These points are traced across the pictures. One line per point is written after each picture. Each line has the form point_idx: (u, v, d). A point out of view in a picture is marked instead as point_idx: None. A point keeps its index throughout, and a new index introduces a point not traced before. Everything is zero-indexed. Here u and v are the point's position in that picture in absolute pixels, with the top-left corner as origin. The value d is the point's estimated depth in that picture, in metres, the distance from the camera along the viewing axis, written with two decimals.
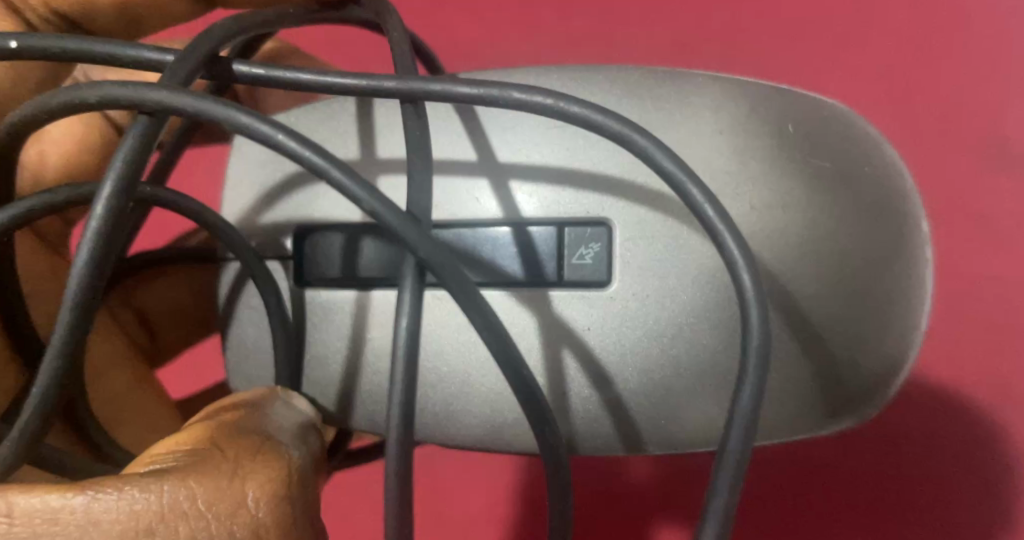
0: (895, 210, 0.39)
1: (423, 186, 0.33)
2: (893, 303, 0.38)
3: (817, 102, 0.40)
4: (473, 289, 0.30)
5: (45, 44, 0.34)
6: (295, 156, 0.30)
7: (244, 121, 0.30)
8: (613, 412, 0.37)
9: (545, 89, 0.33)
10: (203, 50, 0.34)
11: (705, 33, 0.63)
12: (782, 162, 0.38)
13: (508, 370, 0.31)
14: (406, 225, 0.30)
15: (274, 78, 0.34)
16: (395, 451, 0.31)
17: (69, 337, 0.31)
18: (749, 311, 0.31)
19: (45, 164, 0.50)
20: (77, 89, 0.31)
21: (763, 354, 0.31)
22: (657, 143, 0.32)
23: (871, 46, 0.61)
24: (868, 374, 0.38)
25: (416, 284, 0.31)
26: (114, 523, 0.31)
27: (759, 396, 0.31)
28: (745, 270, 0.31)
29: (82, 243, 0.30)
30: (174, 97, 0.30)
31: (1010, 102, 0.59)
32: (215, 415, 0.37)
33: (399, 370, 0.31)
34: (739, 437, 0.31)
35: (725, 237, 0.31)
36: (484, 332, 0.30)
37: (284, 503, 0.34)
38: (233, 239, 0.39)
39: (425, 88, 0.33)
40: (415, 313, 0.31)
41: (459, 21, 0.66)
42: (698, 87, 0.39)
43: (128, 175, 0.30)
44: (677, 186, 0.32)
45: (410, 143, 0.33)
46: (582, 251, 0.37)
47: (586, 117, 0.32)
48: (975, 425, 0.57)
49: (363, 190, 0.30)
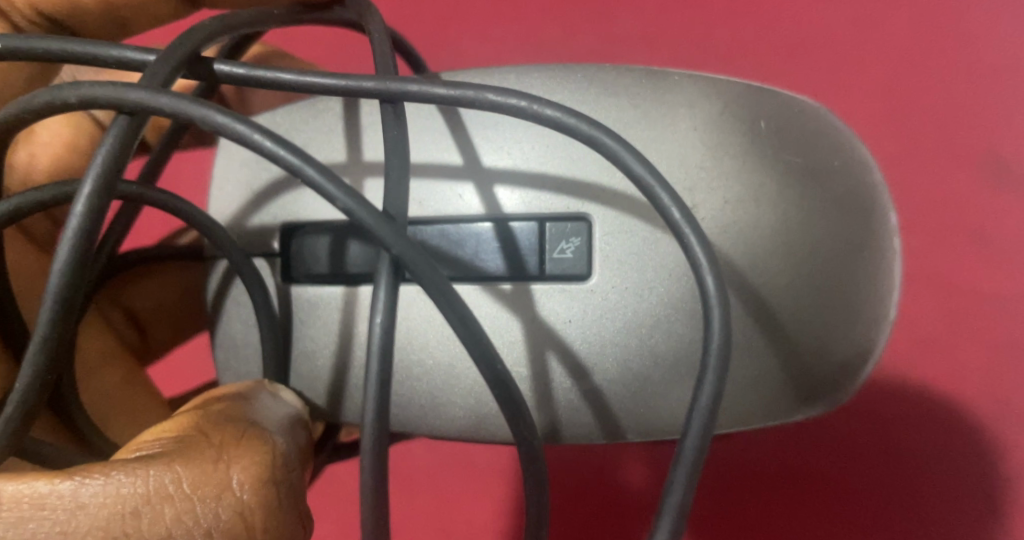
0: (863, 203, 0.40)
1: (401, 186, 0.34)
2: (860, 294, 0.39)
3: (789, 99, 0.41)
4: (447, 285, 0.31)
5: (30, 45, 0.34)
6: (270, 156, 0.31)
7: (220, 122, 0.31)
8: (591, 402, 0.38)
9: (519, 92, 0.33)
10: (185, 50, 0.34)
11: (686, 33, 0.65)
12: (754, 157, 0.39)
13: (483, 366, 0.31)
14: (380, 223, 0.31)
15: (256, 78, 0.35)
16: (370, 444, 0.32)
17: (51, 333, 0.32)
18: (711, 313, 0.32)
19: (35, 164, 0.51)
20: (58, 89, 0.32)
21: (723, 353, 0.32)
22: (625, 145, 0.33)
23: (848, 45, 0.62)
24: (837, 360, 0.39)
25: (391, 281, 0.32)
26: (101, 506, 0.32)
27: (717, 398, 0.32)
28: (710, 273, 0.32)
29: (63, 242, 0.31)
30: (152, 98, 0.31)
31: (984, 98, 0.60)
32: (203, 405, 0.38)
33: (374, 365, 0.31)
34: (696, 435, 0.32)
35: (691, 239, 0.32)
36: (459, 330, 0.31)
37: (268, 485, 0.35)
38: (220, 238, 0.39)
39: (402, 88, 0.33)
40: (391, 310, 0.32)
41: (446, 21, 0.68)
42: (675, 85, 0.40)
43: (109, 173, 0.31)
44: (646, 189, 0.32)
45: (388, 141, 0.34)
46: (563, 245, 0.38)
47: (559, 121, 0.33)
48: (953, 415, 0.58)
49: (339, 189, 0.31)
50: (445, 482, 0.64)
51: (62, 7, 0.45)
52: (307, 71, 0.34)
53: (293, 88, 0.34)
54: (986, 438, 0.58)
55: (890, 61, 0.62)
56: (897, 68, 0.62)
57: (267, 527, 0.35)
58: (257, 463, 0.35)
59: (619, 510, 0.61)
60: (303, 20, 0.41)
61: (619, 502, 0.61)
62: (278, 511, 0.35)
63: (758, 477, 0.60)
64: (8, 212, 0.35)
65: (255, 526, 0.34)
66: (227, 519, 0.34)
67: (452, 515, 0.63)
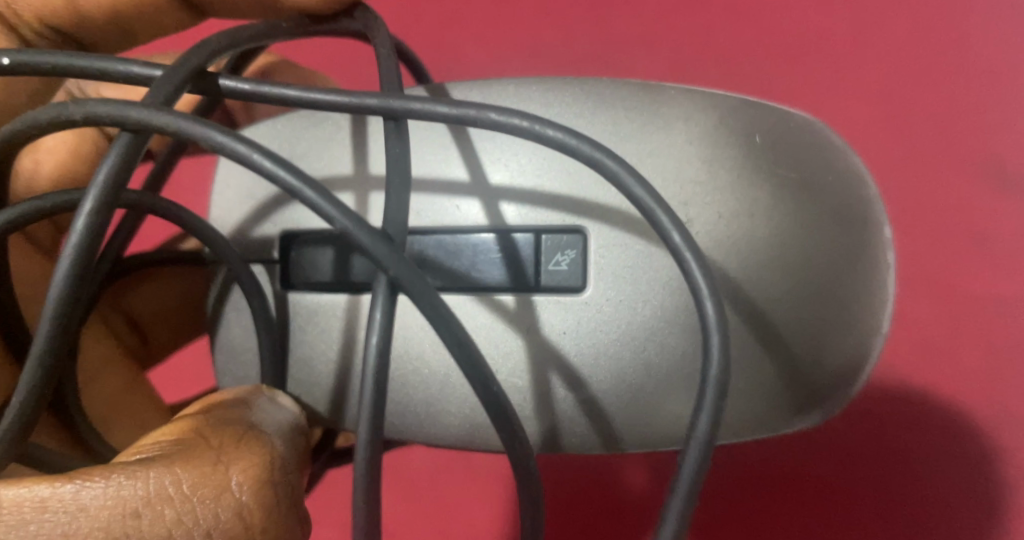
0: (858, 217, 0.40)
1: (401, 204, 0.34)
2: (855, 306, 0.40)
3: (784, 113, 0.41)
4: (442, 304, 0.31)
5: (39, 60, 0.35)
6: (270, 175, 0.31)
7: (221, 142, 0.31)
8: (587, 412, 0.39)
9: (519, 111, 0.34)
10: (192, 66, 0.35)
11: (684, 44, 0.65)
12: (748, 173, 0.39)
13: (478, 386, 0.31)
14: (378, 242, 0.31)
15: (259, 94, 0.36)
16: (364, 454, 0.32)
17: (49, 341, 0.33)
18: (711, 341, 0.32)
19: (39, 171, 0.52)
20: (63, 106, 0.33)
21: (722, 382, 0.32)
22: (627, 167, 0.33)
23: (843, 59, 0.63)
24: (832, 370, 0.39)
25: (387, 300, 0.32)
26: (101, 509, 0.33)
27: (715, 423, 0.32)
28: (710, 300, 0.32)
29: (64, 256, 0.31)
30: (154, 116, 0.31)
31: (978, 111, 0.61)
32: (204, 409, 0.38)
33: (368, 385, 0.32)
34: (692, 463, 0.32)
35: (691, 264, 0.32)
36: (455, 349, 0.31)
37: (266, 487, 0.35)
38: (220, 246, 0.40)
39: (405, 106, 0.34)
40: (386, 331, 0.32)
41: (447, 30, 0.68)
42: (670, 99, 0.40)
43: (111, 188, 0.31)
44: (648, 213, 0.33)
45: (390, 158, 0.35)
46: (559, 257, 0.39)
47: (560, 141, 0.33)
48: (949, 426, 0.59)
49: (336, 208, 0.31)
50: (446, 485, 0.64)
51: (71, 19, 0.46)
52: (311, 86, 0.35)
53: (297, 104, 0.35)
54: (981, 449, 0.58)
55: (885, 74, 0.62)
56: (892, 81, 0.62)
57: (266, 527, 0.35)
58: (255, 464, 0.35)
59: (621, 517, 0.61)
60: (307, 33, 0.41)
61: (619, 509, 0.62)
62: (277, 512, 0.36)
63: (755, 487, 0.61)
64: (12, 219, 0.36)
65: (254, 527, 0.35)
66: (226, 520, 0.34)
67: (453, 518, 0.64)
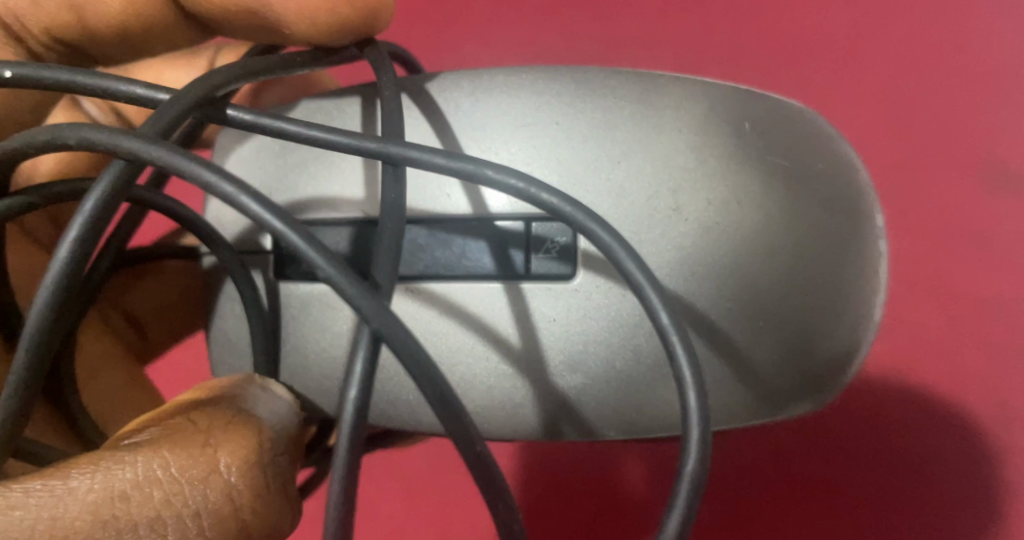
0: (848, 203, 0.40)
1: (391, 255, 0.34)
2: (846, 294, 0.40)
3: (775, 103, 0.42)
4: (431, 366, 0.30)
5: (41, 74, 0.35)
6: (258, 218, 0.31)
7: (209, 180, 0.31)
8: (568, 406, 0.39)
9: (518, 173, 0.34)
10: (198, 94, 0.35)
11: (678, 38, 0.66)
12: (737, 160, 0.39)
13: (463, 447, 0.31)
14: (361, 293, 0.30)
15: (262, 126, 0.36)
16: (343, 455, 0.31)
17: (37, 346, 0.33)
18: (687, 397, 0.32)
19: (38, 169, 0.53)
20: (60, 129, 0.33)
21: (703, 432, 0.32)
22: (619, 241, 0.33)
23: (837, 52, 0.63)
24: (823, 360, 0.39)
25: (369, 354, 0.31)
26: (89, 492, 0.33)
27: (703, 464, 0.31)
28: (692, 387, 0.32)
29: (47, 279, 0.32)
30: (146, 148, 0.31)
31: (970, 102, 0.61)
32: (197, 391, 0.38)
33: (348, 417, 0.31)
34: (679, 513, 0.31)
35: (677, 348, 0.32)
36: (438, 407, 0.30)
37: (256, 467, 0.35)
38: (213, 239, 0.41)
39: (404, 153, 0.34)
40: (366, 384, 0.31)
41: (442, 25, 0.68)
42: (661, 88, 0.41)
43: (97, 220, 0.32)
44: (638, 291, 0.33)
45: (386, 205, 0.35)
46: (548, 245, 0.39)
47: (554, 207, 0.33)
48: (945, 416, 0.58)
49: (324, 257, 0.30)
50: (446, 479, 0.64)
51: (81, 35, 0.46)
52: (312, 123, 0.35)
53: (296, 138, 0.35)
54: (977, 438, 0.58)
55: (878, 66, 0.63)
56: (884, 73, 0.62)
57: (255, 507, 0.35)
58: (243, 447, 0.35)
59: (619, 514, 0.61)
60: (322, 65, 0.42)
61: (617, 506, 0.61)
62: (266, 493, 0.36)
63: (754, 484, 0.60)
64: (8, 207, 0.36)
65: (243, 507, 0.35)
66: (215, 500, 0.34)
67: (452, 513, 0.63)
